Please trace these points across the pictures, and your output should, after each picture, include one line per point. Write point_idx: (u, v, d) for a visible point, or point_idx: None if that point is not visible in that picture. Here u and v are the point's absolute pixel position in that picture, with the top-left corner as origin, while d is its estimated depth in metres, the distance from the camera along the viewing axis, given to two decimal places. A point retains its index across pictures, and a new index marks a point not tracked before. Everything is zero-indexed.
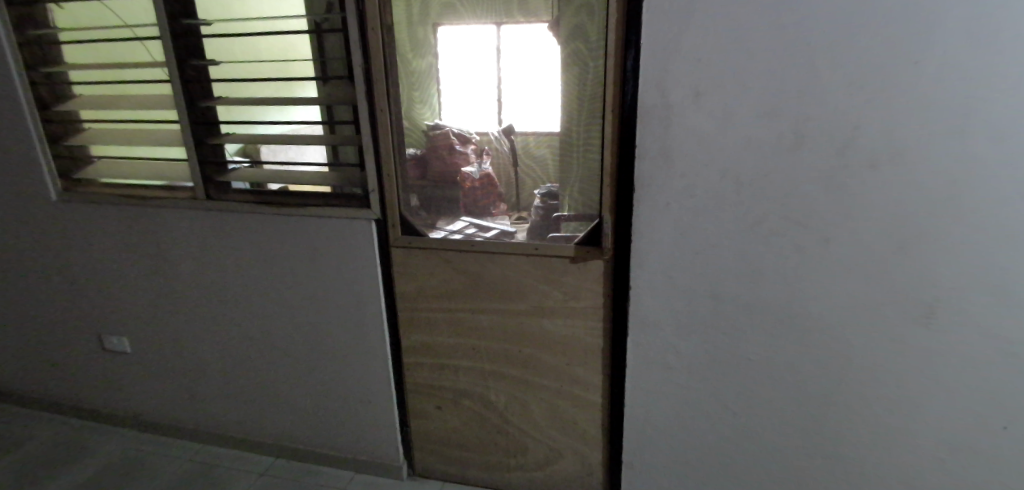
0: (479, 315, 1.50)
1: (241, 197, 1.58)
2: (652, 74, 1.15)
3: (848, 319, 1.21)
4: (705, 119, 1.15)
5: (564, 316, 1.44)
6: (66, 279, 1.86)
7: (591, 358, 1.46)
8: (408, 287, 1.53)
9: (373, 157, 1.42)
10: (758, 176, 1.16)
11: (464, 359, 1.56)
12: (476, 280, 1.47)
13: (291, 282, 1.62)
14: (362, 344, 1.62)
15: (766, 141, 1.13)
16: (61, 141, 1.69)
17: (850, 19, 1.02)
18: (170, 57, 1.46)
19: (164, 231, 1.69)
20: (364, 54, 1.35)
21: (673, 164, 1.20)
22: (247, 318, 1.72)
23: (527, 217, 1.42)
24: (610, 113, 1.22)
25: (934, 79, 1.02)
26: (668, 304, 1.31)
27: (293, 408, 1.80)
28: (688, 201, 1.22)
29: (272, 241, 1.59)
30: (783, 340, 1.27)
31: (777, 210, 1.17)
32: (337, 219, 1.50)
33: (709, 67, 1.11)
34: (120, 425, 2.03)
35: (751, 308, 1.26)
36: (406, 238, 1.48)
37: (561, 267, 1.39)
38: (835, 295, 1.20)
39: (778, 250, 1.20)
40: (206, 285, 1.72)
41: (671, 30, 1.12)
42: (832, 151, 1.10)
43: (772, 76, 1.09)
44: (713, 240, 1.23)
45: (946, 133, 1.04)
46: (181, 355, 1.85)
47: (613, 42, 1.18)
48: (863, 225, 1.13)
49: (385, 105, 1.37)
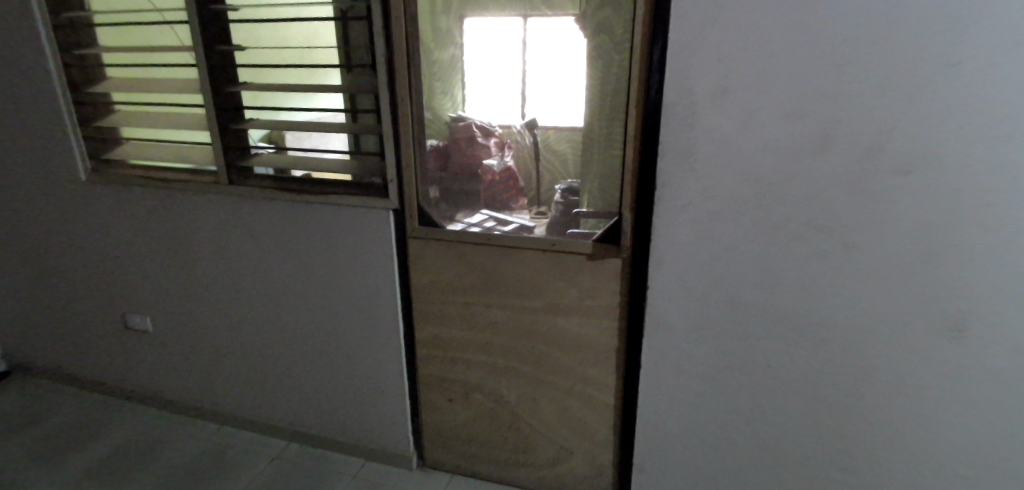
0: (492, 310, 1.49)
1: (262, 183, 1.60)
2: (677, 72, 1.12)
3: (870, 331, 1.17)
4: (729, 119, 1.11)
5: (578, 315, 1.42)
6: (92, 258, 1.90)
7: (604, 358, 1.44)
8: (423, 279, 1.53)
9: (393, 145, 1.41)
10: (782, 178, 1.12)
11: (476, 354, 1.56)
12: (492, 274, 1.45)
13: (308, 270, 1.64)
14: (375, 333, 1.63)
15: (792, 143, 1.09)
16: (91, 122, 1.72)
17: (890, 15, 0.97)
18: (196, 42, 1.47)
19: (186, 215, 1.71)
20: (387, 43, 1.35)
21: (695, 163, 1.17)
22: (264, 304, 1.74)
23: (546, 213, 1.42)
24: (633, 110, 1.19)
25: (977, 85, 0.96)
26: (684, 306, 1.29)
27: (306, 394, 1.81)
28: (708, 203, 1.19)
29: (290, 228, 1.61)
30: (802, 347, 1.23)
31: (801, 215, 1.13)
32: (355, 208, 1.51)
33: (736, 66, 1.08)
34: (141, 402, 2.08)
35: (769, 314, 1.23)
36: (422, 229, 1.47)
37: (576, 264, 1.37)
38: (859, 305, 1.16)
39: (801, 257, 1.16)
40: (227, 270, 1.74)
41: (699, 25, 1.08)
42: (862, 154, 1.06)
43: (803, 74, 1.05)
44: (733, 244, 1.20)
45: (986, 139, 0.98)
46: (200, 337, 1.88)
47: (638, 37, 1.15)
48: (890, 232, 1.09)
49: (407, 96, 1.36)
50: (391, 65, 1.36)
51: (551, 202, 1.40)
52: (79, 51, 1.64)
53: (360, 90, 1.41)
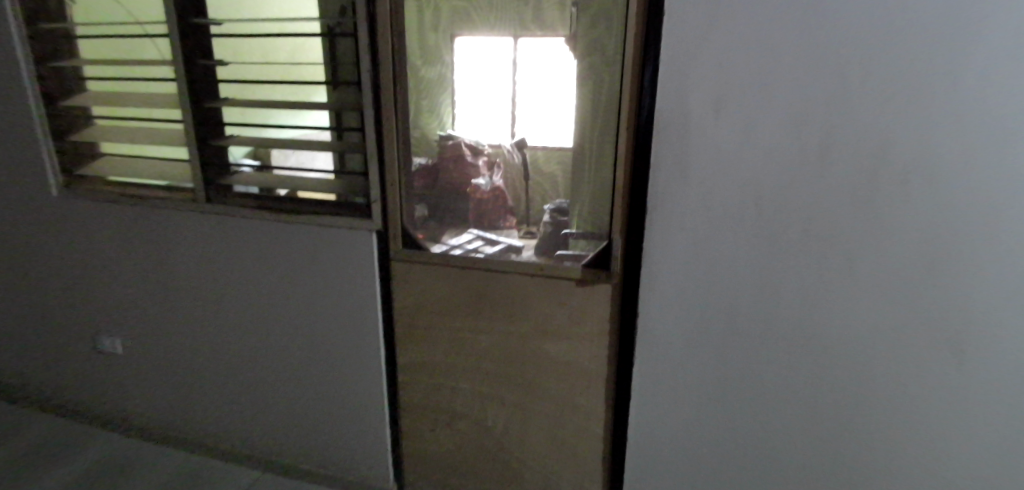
0: (479, 335, 1.43)
1: (242, 201, 1.54)
2: (672, 91, 1.10)
3: (869, 359, 1.14)
4: (727, 138, 1.10)
5: (567, 341, 1.36)
6: (62, 276, 1.82)
7: (594, 387, 1.38)
8: (408, 302, 1.47)
9: (377, 164, 1.37)
10: (780, 199, 1.10)
11: (461, 380, 1.49)
12: (479, 298, 1.40)
13: (289, 291, 1.57)
14: (357, 357, 1.56)
15: (791, 163, 1.08)
16: (66, 135, 1.67)
17: (887, 35, 0.97)
18: (177, 55, 1.44)
19: (163, 233, 1.65)
20: (373, 60, 1.33)
21: (691, 184, 1.14)
22: (242, 325, 1.67)
23: (536, 233, 1.37)
24: (624, 131, 1.17)
25: (973, 108, 0.95)
26: (680, 331, 1.25)
27: (284, 419, 1.73)
28: (703, 225, 1.16)
29: (270, 247, 1.55)
30: (804, 373, 1.20)
31: (800, 237, 1.11)
32: (338, 227, 1.45)
33: (732, 85, 1.07)
34: (109, 428, 1.98)
35: (766, 339, 1.20)
36: (406, 252, 1.43)
37: (567, 289, 1.32)
38: (857, 331, 1.13)
39: (798, 281, 1.14)
40: (204, 289, 1.67)
41: (694, 45, 1.07)
42: (862, 175, 1.04)
43: (800, 94, 1.03)
44: (730, 266, 1.17)
45: (984, 160, 0.97)
46: (173, 359, 1.80)
47: (630, 58, 1.13)
48: (888, 256, 1.07)
49: (392, 113, 1.33)
50: (376, 83, 1.33)
51: (540, 221, 1.36)
52: (57, 62, 1.59)
53: (346, 107, 1.38)
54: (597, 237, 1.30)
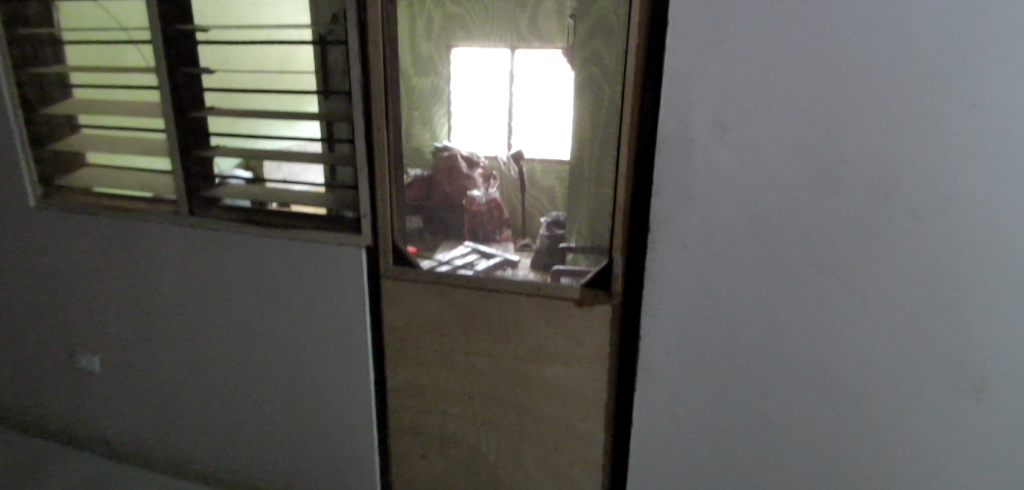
0: (472, 357, 1.36)
1: (228, 214, 1.49)
2: (674, 106, 1.05)
3: (881, 388, 1.08)
4: (730, 156, 1.04)
5: (565, 365, 1.30)
6: (39, 291, 1.75)
7: (592, 412, 1.32)
8: (397, 321, 1.40)
9: (367, 176, 1.31)
10: (787, 219, 1.04)
11: (453, 403, 1.42)
12: (472, 318, 1.33)
13: (274, 309, 1.51)
14: (344, 378, 1.49)
15: (800, 182, 1.02)
16: (45, 144, 1.60)
17: (899, 48, 0.92)
18: (158, 62, 1.38)
19: (143, 247, 1.58)
20: (364, 68, 1.26)
21: (693, 203, 1.09)
22: (224, 343, 1.60)
23: (531, 246, 1.32)
24: (626, 146, 1.12)
25: (991, 126, 0.91)
26: (681, 356, 1.19)
27: (267, 442, 1.66)
28: (707, 246, 1.10)
29: (255, 263, 1.48)
30: (813, 402, 1.13)
31: (809, 258, 1.05)
32: (326, 243, 1.39)
33: (736, 100, 1.01)
34: (85, 449, 1.90)
35: (773, 366, 1.14)
36: (397, 268, 1.36)
37: (564, 310, 1.25)
38: (869, 358, 1.07)
39: (807, 306, 1.08)
40: (186, 306, 1.60)
41: (697, 58, 1.02)
42: (874, 194, 0.99)
43: (808, 109, 0.98)
44: (735, 288, 1.11)
45: (1002, 182, 0.92)
46: (153, 377, 1.72)
47: (632, 69, 1.08)
48: (901, 281, 1.02)
49: (382, 124, 1.27)
50: (367, 92, 1.27)
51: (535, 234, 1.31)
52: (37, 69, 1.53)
53: (335, 118, 1.32)
54: (597, 253, 1.24)
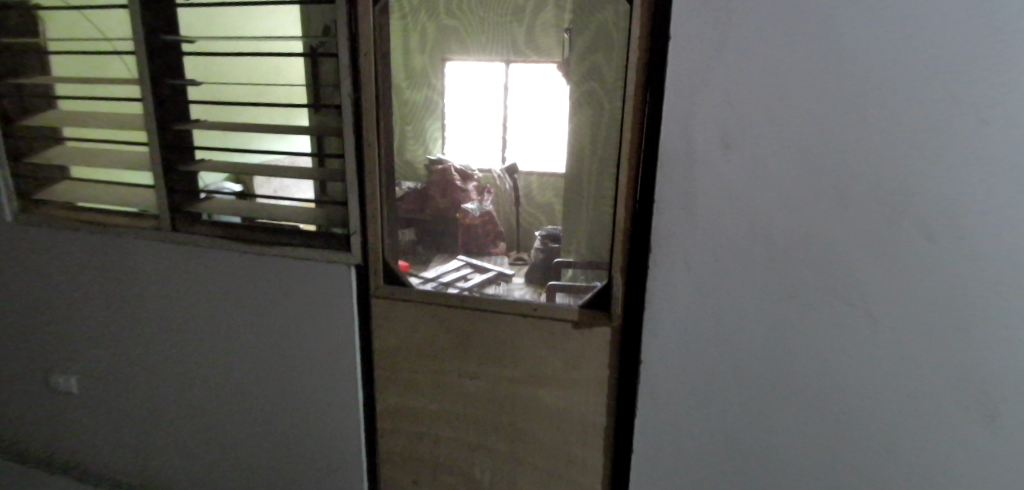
0: (465, 380, 1.31)
1: (211, 230, 1.43)
2: (676, 122, 1.01)
3: (893, 416, 1.04)
4: (735, 174, 1.01)
5: (563, 388, 1.25)
6: (15, 308, 1.69)
7: (591, 437, 1.26)
8: (387, 342, 1.35)
9: (357, 192, 1.26)
10: (794, 239, 1.01)
11: (446, 428, 1.37)
12: (465, 340, 1.28)
13: (260, 329, 1.45)
14: (332, 402, 1.43)
15: (807, 201, 0.99)
16: (23, 157, 1.54)
17: (910, 64, 0.89)
18: (141, 73, 1.33)
19: (123, 263, 1.52)
20: (354, 80, 1.22)
21: (696, 221, 1.05)
22: (207, 364, 1.54)
23: (527, 259, 1.34)
24: (625, 162, 1.08)
25: (1005, 145, 0.88)
26: (684, 381, 1.14)
27: (252, 467, 1.59)
28: (711, 266, 1.06)
29: (241, 281, 1.43)
30: (822, 429, 1.09)
31: (817, 280, 1.01)
32: (315, 260, 1.34)
33: (741, 116, 0.98)
34: (60, 474, 1.81)
35: (779, 391, 1.09)
36: (386, 287, 1.30)
37: (561, 331, 1.20)
38: (881, 386, 1.03)
39: (815, 331, 1.04)
40: (167, 325, 1.54)
41: (700, 73, 0.99)
42: (885, 214, 0.95)
43: (816, 125, 0.95)
44: (740, 311, 1.07)
45: (1017, 203, 0.89)
46: (132, 399, 1.65)
47: (632, 83, 1.05)
48: (914, 307, 0.97)
49: (374, 137, 1.22)
50: (358, 105, 1.23)
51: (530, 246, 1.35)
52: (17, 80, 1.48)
53: (326, 131, 1.28)
54: (596, 269, 1.21)
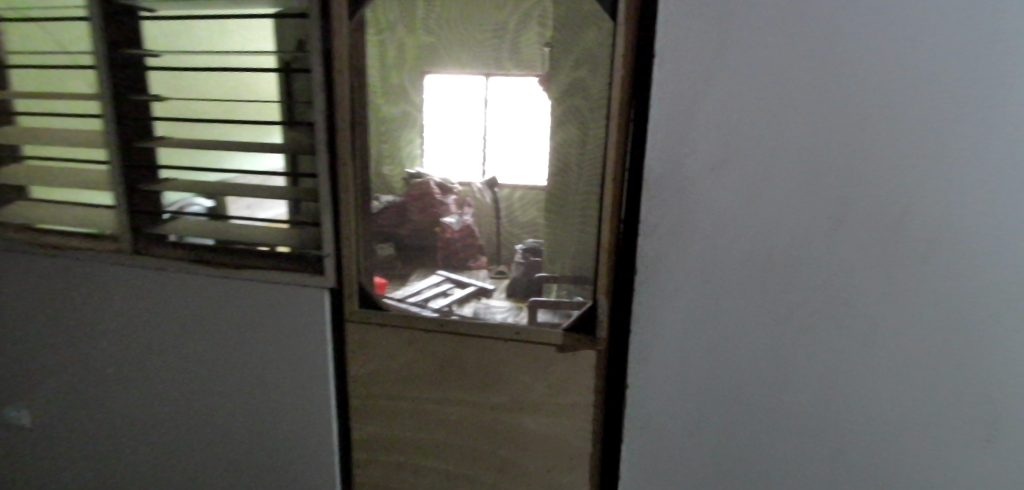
0: (447, 407, 1.26)
1: (176, 253, 1.36)
2: (664, 142, 0.99)
3: (888, 435, 1.04)
4: (723, 196, 0.99)
5: (548, 415, 1.20)
6: None
7: (577, 465, 1.22)
8: (365, 369, 1.29)
9: (332, 213, 1.21)
10: (785, 261, 1.00)
11: (428, 457, 1.31)
12: (446, 366, 1.23)
13: (230, 356, 1.38)
14: (307, 432, 1.37)
15: (797, 222, 0.98)
16: None
17: (894, 84, 0.90)
18: (103, 89, 1.26)
19: (82, 289, 1.43)
20: (327, 98, 1.17)
21: (684, 243, 1.02)
22: (173, 394, 1.45)
23: (506, 273, 1.33)
24: (610, 181, 1.04)
25: (991, 168, 0.89)
26: (674, 406, 1.11)
27: None
28: (700, 288, 1.04)
29: (208, 306, 1.35)
30: (815, 449, 1.08)
31: (809, 301, 1.01)
32: (288, 284, 1.28)
33: (729, 137, 0.97)
34: None
35: (772, 413, 1.08)
36: (363, 311, 1.25)
37: (546, 356, 1.16)
38: (873, 404, 1.03)
39: (809, 351, 1.03)
40: (129, 353, 1.45)
41: (688, 92, 0.97)
42: (876, 235, 0.96)
43: (803, 143, 0.95)
44: (731, 333, 1.05)
45: (1004, 224, 0.91)
46: (91, 432, 1.55)
47: (616, 100, 1.02)
48: (906, 326, 0.98)
49: (348, 156, 1.17)
50: (332, 124, 1.18)
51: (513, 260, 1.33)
52: None
53: (299, 150, 1.22)
54: (578, 284, 1.18)
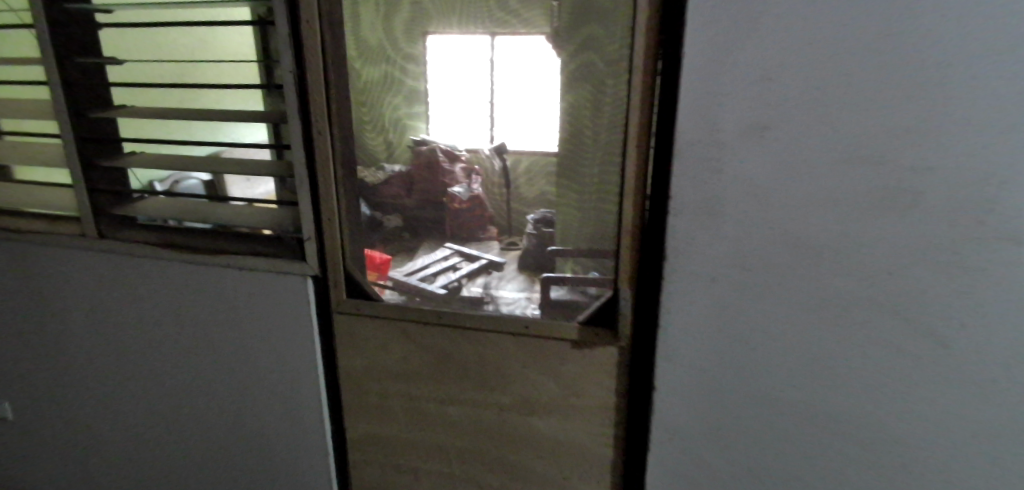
0: (448, 406, 1.12)
1: (143, 237, 1.21)
2: (696, 100, 0.81)
3: (958, 449, 0.88)
4: (768, 166, 0.81)
5: (561, 415, 1.06)
6: None
7: (595, 469, 1.09)
8: (355, 365, 1.15)
9: (309, 192, 1.06)
10: (843, 245, 0.82)
11: (428, 459, 1.18)
12: (445, 361, 1.09)
13: (209, 348, 1.25)
14: (296, 430, 1.25)
15: (860, 198, 0.80)
16: None
17: (993, 24, 0.70)
18: (46, 52, 1.10)
19: (46, 277, 1.31)
20: (297, 58, 1.00)
21: (720, 223, 0.86)
22: (152, 387, 1.34)
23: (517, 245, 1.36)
24: (633, 149, 0.88)
25: None
26: (703, 409, 0.97)
27: None
28: (739, 275, 0.88)
29: (182, 296, 1.22)
30: (866, 460, 0.93)
31: (870, 294, 0.83)
32: (267, 270, 1.14)
33: (778, 90, 0.78)
34: None
35: (818, 419, 0.92)
36: (351, 302, 1.11)
37: (558, 352, 1.01)
38: (941, 413, 0.87)
39: (868, 352, 0.86)
40: (103, 345, 1.34)
41: (728, 36, 0.78)
42: (962, 214, 0.77)
43: (873, 103, 0.76)
44: (773, 329, 0.89)
45: None
46: (70, 425, 1.46)
47: (639, 50, 0.84)
48: (992, 325, 0.80)
49: (325, 126, 1.01)
50: (303, 88, 1.01)
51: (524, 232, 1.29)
52: None
53: (271, 118, 1.05)
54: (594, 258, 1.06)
